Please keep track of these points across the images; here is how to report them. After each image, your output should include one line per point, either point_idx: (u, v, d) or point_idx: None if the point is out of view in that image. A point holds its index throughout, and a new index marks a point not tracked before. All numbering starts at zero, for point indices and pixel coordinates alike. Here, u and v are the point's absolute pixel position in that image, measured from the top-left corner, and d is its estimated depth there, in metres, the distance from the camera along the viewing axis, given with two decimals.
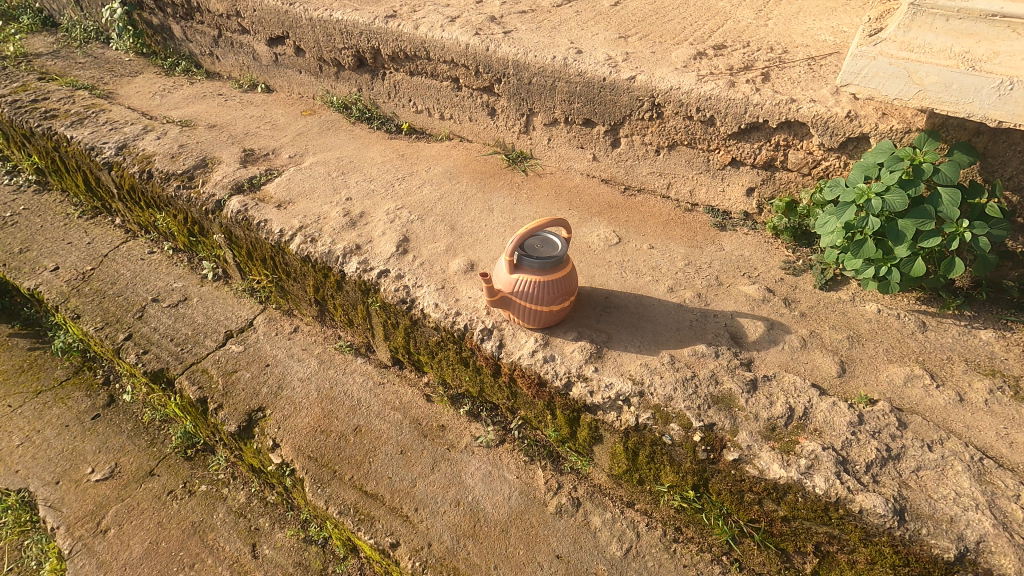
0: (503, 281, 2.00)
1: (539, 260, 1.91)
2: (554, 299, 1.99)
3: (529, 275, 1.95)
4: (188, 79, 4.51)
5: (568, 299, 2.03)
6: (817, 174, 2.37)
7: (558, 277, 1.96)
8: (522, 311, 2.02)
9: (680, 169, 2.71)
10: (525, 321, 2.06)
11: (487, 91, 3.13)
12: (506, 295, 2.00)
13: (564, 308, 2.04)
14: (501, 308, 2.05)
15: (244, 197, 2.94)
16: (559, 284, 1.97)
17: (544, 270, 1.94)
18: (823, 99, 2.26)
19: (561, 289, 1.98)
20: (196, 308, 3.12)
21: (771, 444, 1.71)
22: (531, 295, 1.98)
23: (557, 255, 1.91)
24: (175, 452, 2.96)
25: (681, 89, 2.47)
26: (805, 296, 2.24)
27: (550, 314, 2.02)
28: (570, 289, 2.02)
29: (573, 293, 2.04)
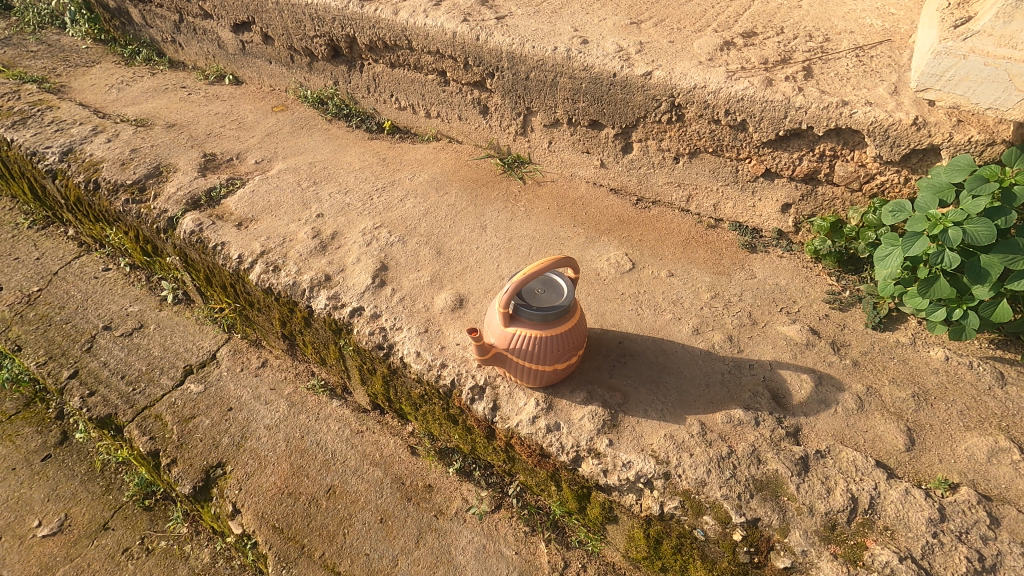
0: (495, 334, 1.65)
1: (541, 311, 1.56)
2: (559, 356, 1.64)
3: (528, 329, 1.60)
4: (149, 69, 4.07)
5: (576, 354, 1.69)
6: (870, 190, 1.99)
7: (563, 330, 1.62)
8: (520, 369, 1.68)
9: (702, 179, 2.32)
10: (524, 380, 1.71)
11: (478, 86, 2.73)
12: (500, 350, 1.65)
13: (571, 365, 1.70)
14: (493, 365, 1.70)
15: (200, 213, 2.56)
16: (565, 339, 1.63)
17: (547, 323, 1.59)
18: (881, 101, 1.87)
19: (567, 344, 1.64)
20: (153, 338, 2.76)
21: (831, 549, 1.38)
22: (531, 352, 1.63)
23: (563, 305, 1.58)
24: (132, 500, 2.54)
25: (707, 89, 2.07)
26: (856, 339, 1.88)
27: (553, 373, 1.68)
28: (578, 344, 1.67)
29: (581, 347, 1.70)
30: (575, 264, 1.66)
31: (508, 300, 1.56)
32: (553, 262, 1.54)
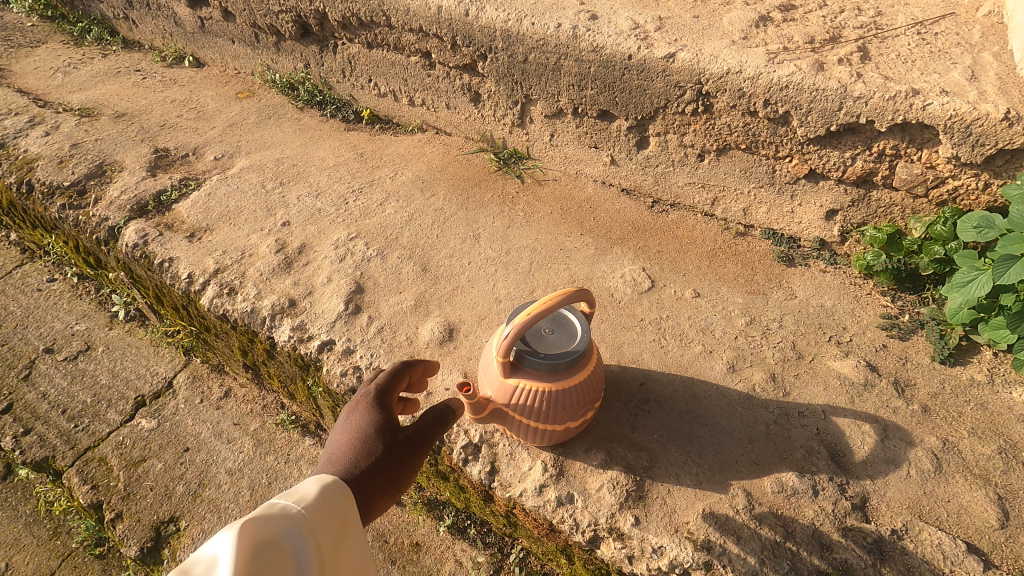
0: (492, 387, 1.32)
1: (549, 362, 1.24)
2: (572, 413, 1.34)
3: (535, 382, 1.28)
4: (101, 50, 3.65)
5: (592, 408, 1.38)
6: (937, 196, 1.67)
7: (578, 383, 1.30)
8: (524, 428, 1.36)
9: (731, 180, 1.99)
10: (528, 439, 1.40)
11: (468, 70, 2.37)
12: (498, 408, 1.33)
13: (585, 421, 1.39)
14: (490, 422, 1.38)
15: (145, 222, 2.20)
16: (579, 392, 1.31)
17: (557, 375, 1.27)
18: (959, 90, 1.54)
19: (581, 398, 1.33)
20: (100, 363, 2.42)
21: None
22: (538, 410, 1.31)
23: (577, 353, 1.25)
24: (82, 546, 1.95)
25: (743, 74, 1.73)
26: (923, 376, 1.58)
27: (564, 432, 1.37)
28: (594, 396, 1.36)
29: (597, 399, 1.40)
30: (590, 298, 1.32)
31: (508, 350, 1.23)
32: (565, 301, 1.20)
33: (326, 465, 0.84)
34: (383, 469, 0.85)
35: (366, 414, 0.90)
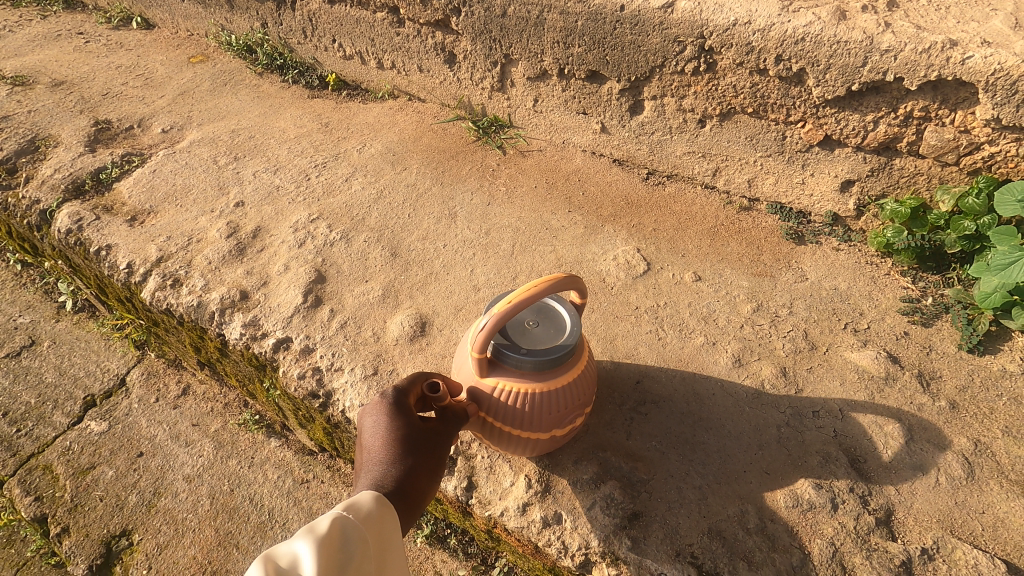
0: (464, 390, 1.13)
1: (531, 359, 1.06)
2: (560, 419, 1.15)
3: (516, 382, 1.09)
4: (40, 12, 3.31)
5: (582, 413, 1.19)
6: (969, 164, 1.48)
7: (567, 384, 1.12)
8: (503, 436, 1.17)
9: (735, 149, 1.78)
10: (511, 449, 1.21)
11: (442, 27, 2.12)
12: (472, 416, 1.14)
13: (574, 428, 1.21)
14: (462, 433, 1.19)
15: (82, 204, 1.96)
16: (566, 395, 1.13)
17: (543, 374, 1.09)
18: (1002, 40, 1.33)
19: (569, 401, 1.14)
20: (44, 360, 2.21)
21: None
22: (520, 416, 1.12)
23: (566, 349, 1.07)
24: (38, 555, 1.74)
25: (753, 26, 1.51)
26: (949, 367, 1.42)
27: (551, 441, 1.19)
28: (585, 400, 1.17)
29: (589, 404, 1.21)
30: (581, 287, 1.13)
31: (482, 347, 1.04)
32: (554, 289, 1.01)
33: (366, 473, 0.80)
34: (426, 462, 0.85)
35: (390, 418, 0.88)
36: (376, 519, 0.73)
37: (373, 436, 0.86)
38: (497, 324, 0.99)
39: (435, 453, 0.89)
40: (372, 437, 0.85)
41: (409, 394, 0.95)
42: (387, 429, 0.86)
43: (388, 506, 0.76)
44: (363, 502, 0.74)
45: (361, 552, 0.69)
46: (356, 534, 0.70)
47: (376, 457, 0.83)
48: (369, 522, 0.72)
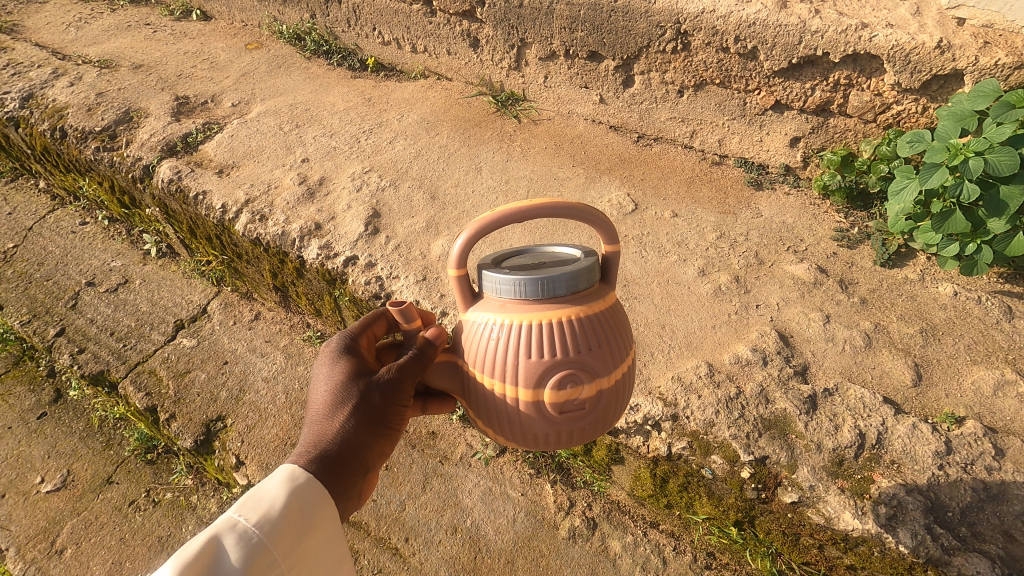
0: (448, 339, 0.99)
1: (512, 284, 0.87)
2: (544, 377, 0.88)
3: (494, 319, 0.90)
4: (109, 5, 3.77)
5: (588, 385, 0.90)
6: (885, 120, 1.90)
7: (554, 327, 0.87)
8: (480, 402, 0.95)
9: (707, 114, 2.21)
10: (498, 426, 0.96)
11: (469, 16, 2.55)
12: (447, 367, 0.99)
13: (579, 407, 0.91)
14: (447, 406, 1.13)
15: (177, 160, 2.41)
16: (559, 344, 0.87)
17: (528, 310, 0.88)
18: (902, 23, 1.75)
19: (560, 353, 0.87)
20: (139, 294, 2.67)
21: (839, 484, 1.37)
22: (497, 364, 0.90)
23: (556, 281, 0.87)
24: (133, 455, 2.64)
25: (717, 13, 1.94)
26: (865, 276, 1.85)
27: (539, 414, 0.91)
28: (591, 362, 0.89)
29: (597, 375, 0.90)
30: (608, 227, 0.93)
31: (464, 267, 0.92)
32: (549, 205, 0.86)
33: (314, 432, 0.92)
34: (368, 417, 0.93)
35: (335, 368, 0.95)
36: (279, 513, 0.85)
37: (320, 389, 0.95)
38: (474, 230, 0.86)
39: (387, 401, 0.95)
40: (317, 394, 0.95)
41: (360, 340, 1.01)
42: (329, 382, 0.94)
43: (296, 493, 0.87)
44: (264, 498, 0.86)
45: (258, 551, 0.83)
46: (246, 537, 0.83)
47: (319, 413, 0.93)
48: (263, 515, 0.85)
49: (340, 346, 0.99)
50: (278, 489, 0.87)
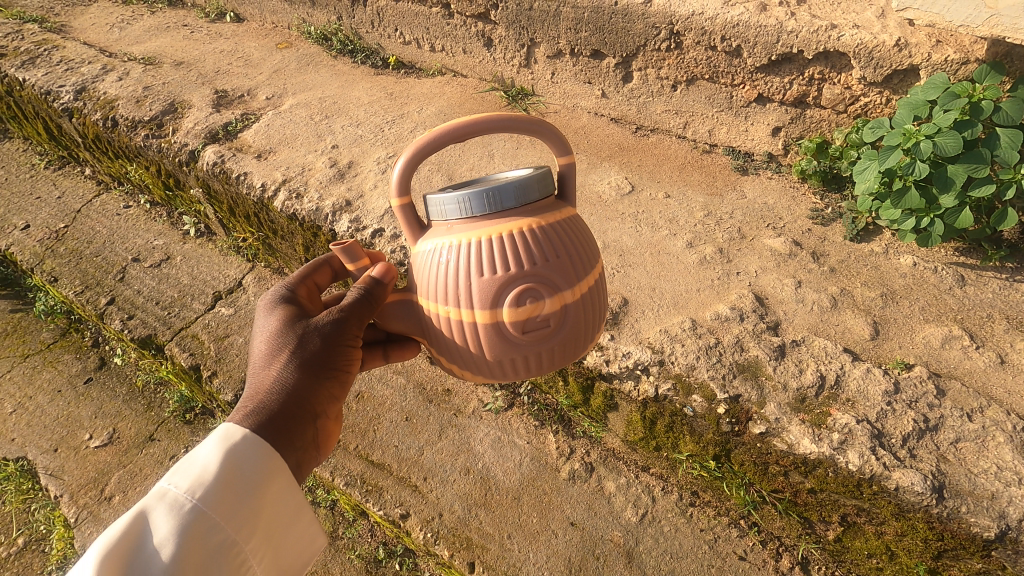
0: (412, 271, 1.17)
1: (459, 198, 1.06)
2: (506, 292, 1.06)
3: (446, 236, 1.09)
4: (148, 8, 4.06)
5: (550, 298, 1.07)
6: (854, 112, 2.14)
7: (506, 242, 1.05)
8: (450, 333, 1.13)
9: (698, 106, 2.46)
10: (473, 350, 1.13)
11: (483, 19, 2.81)
12: (405, 306, 1.21)
13: (545, 321, 1.09)
14: (407, 352, 1.46)
15: (220, 146, 2.68)
16: (517, 262, 1.05)
17: (476, 226, 1.07)
18: (867, 24, 1.99)
19: (518, 272, 1.05)
20: (180, 269, 2.93)
21: (801, 416, 1.59)
22: (464, 287, 1.07)
23: (489, 191, 1.06)
24: (173, 416, 2.91)
25: (705, 15, 2.18)
26: (835, 249, 2.07)
27: (509, 330, 1.08)
28: (551, 276, 1.07)
29: (552, 290, 1.07)
30: (557, 136, 1.13)
31: (407, 193, 1.11)
32: (481, 123, 1.05)
33: (257, 375, 1.15)
34: (303, 362, 1.16)
35: (274, 323, 1.20)
36: (210, 479, 1.01)
37: (261, 341, 1.19)
38: (411, 158, 1.07)
39: (324, 346, 1.19)
40: (259, 342, 1.19)
41: (298, 300, 1.27)
42: (271, 333, 1.18)
43: (224, 451, 1.04)
44: (196, 467, 1.02)
45: (193, 517, 0.98)
46: (182, 505, 0.98)
47: (261, 359, 1.17)
48: (193, 477, 1.01)
49: (282, 297, 1.26)
50: (205, 453, 1.04)
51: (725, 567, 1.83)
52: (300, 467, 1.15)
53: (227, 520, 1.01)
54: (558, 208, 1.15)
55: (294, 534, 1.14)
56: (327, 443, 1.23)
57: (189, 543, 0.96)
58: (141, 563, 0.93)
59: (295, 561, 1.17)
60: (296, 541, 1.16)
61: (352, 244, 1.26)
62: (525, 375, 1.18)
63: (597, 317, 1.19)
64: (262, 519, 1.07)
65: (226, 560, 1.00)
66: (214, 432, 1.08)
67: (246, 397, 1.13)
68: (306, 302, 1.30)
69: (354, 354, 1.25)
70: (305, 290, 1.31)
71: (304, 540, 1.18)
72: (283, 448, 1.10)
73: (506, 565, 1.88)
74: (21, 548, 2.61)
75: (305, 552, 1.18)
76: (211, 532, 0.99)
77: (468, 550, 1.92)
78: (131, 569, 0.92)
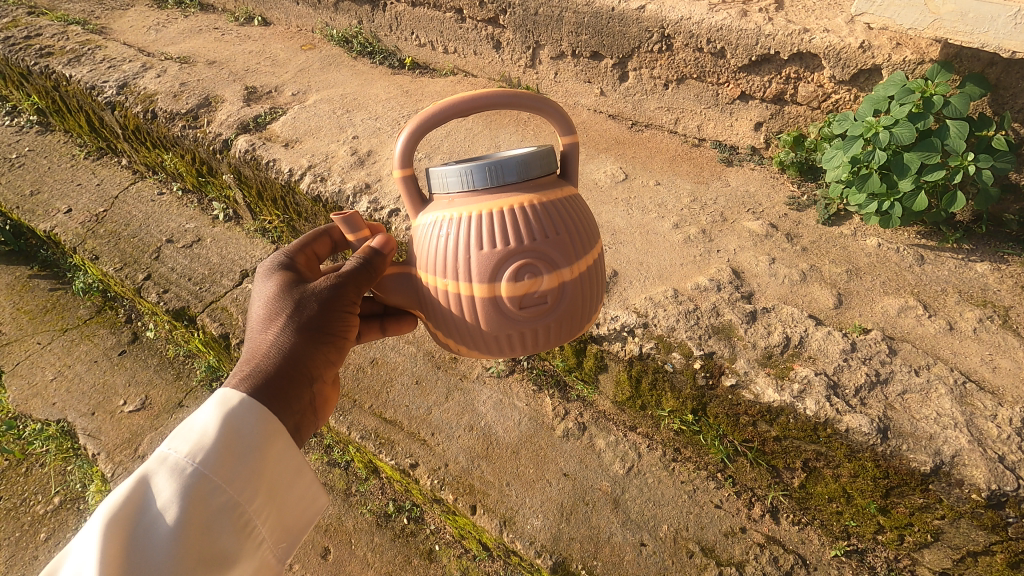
0: (412, 244, 1.24)
1: (460, 170, 1.14)
2: (505, 268, 1.12)
3: (447, 209, 1.16)
4: (182, 12, 4.37)
5: (549, 274, 1.14)
6: (826, 107, 2.43)
7: (503, 218, 1.12)
8: (453, 308, 1.19)
9: (688, 103, 2.72)
10: (473, 323, 1.19)
11: (492, 23, 3.06)
12: (404, 278, 1.27)
13: (543, 297, 1.15)
14: (402, 326, 1.56)
15: (251, 136, 2.94)
16: (515, 238, 1.11)
17: (474, 200, 1.14)
18: (836, 28, 2.29)
19: (516, 249, 1.11)
20: (210, 249, 3.17)
21: (767, 370, 1.80)
22: (465, 263, 1.14)
23: (488, 164, 1.13)
24: (201, 384, 2.94)
25: (692, 20, 2.44)
26: (808, 231, 2.28)
27: (507, 304, 1.15)
28: (548, 252, 1.13)
29: (547, 265, 1.14)
30: (557, 110, 1.21)
31: (409, 165, 1.19)
32: (476, 99, 1.13)
33: (255, 337, 1.21)
34: (300, 324, 1.22)
35: (272, 287, 1.26)
36: (209, 444, 1.03)
37: (260, 305, 1.24)
38: (412, 134, 1.15)
39: (320, 309, 1.24)
40: (258, 305, 1.24)
41: (297, 267, 1.34)
42: (269, 297, 1.24)
43: (222, 415, 1.06)
44: (195, 431, 1.04)
45: (195, 480, 1.00)
46: (183, 468, 1.01)
47: (259, 322, 1.22)
48: (192, 441, 1.03)
49: (281, 264, 1.32)
50: (203, 417, 1.06)
51: (702, 514, 2.02)
52: (298, 429, 1.19)
53: (229, 483, 1.03)
54: (559, 186, 1.21)
55: (297, 495, 1.17)
56: (322, 408, 1.28)
57: (192, 505, 0.99)
58: (146, 523, 0.97)
59: (301, 520, 1.19)
60: (300, 501, 1.18)
61: (354, 215, 1.28)
62: (522, 351, 1.25)
63: (594, 293, 1.26)
64: (264, 480, 1.09)
65: (230, 520, 1.03)
66: (212, 396, 1.10)
67: (243, 360, 1.18)
68: (304, 271, 1.36)
69: (349, 322, 1.31)
70: (304, 259, 1.39)
71: (308, 501, 1.20)
72: (281, 410, 1.14)
73: (505, 508, 2.05)
74: (57, 506, 2.62)
75: (310, 511, 1.20)
76: (212, 494, 1.02)
77: (471, 494, 2.10)
78: (137, 530, 0.96)
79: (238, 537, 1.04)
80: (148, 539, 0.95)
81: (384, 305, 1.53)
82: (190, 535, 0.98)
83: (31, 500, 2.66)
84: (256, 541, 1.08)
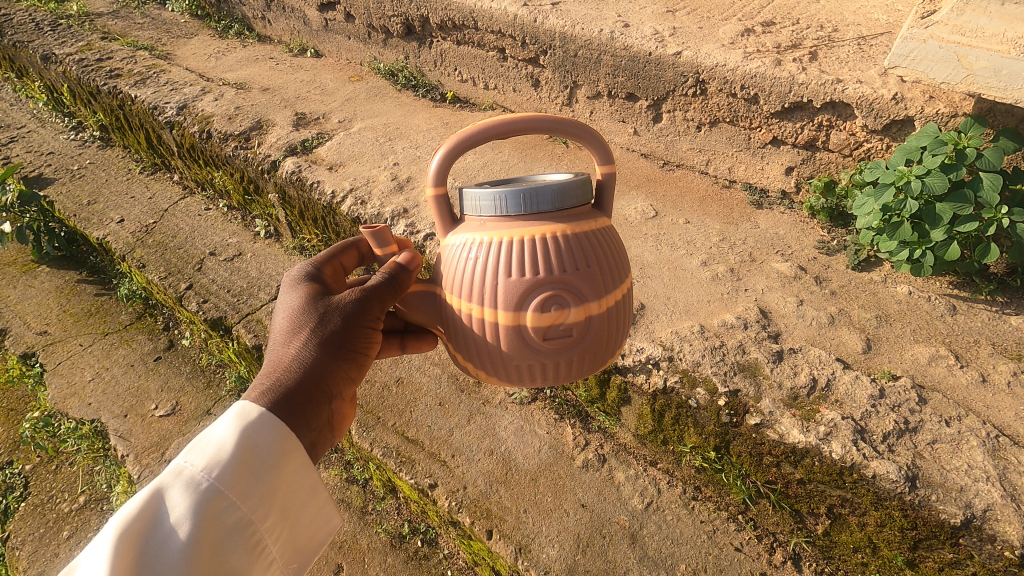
0: (439, 262, 1.30)
1: (493, 196, 1.18)
2: (535, 297, 1.17)
3: (479, 230, 1.22)
4: (241, 41, 4.68)
5: (575, 307, 1.18)
6: (858, 155, 2.49)
7: (536, 246, 1.17)
8: (470, 333, 1.25)
9: (720, 146, 2.82)
10: (498, 349, 1.24)
11: (533, 62, 3.21)
12: (427, 296, 1.32)
13: (569, 330, 1.20)
14: (426, 344, 1.61)
15: (298, 158, 3.11)
16: (547, 269, 1.16)
17: (508, 224, 1.19)
18: (869, 80, 2.36)
19: (547, 279, 1.16)
20: (251, 263, 3.30)
21: (792, 411, 1.79)
22: (496, 289, 1.18)
23: (521, 190, 1.17)
24: (229, 393, 3.01)
25: (727, 67, 2.54)
26: (838, 275, 2.30)
27: (532, 334, 1.19)
28: (577, 285, 1.18)
29: (577, 295, 1.18)
30: (595, 138, 1.26)
31: (442, 184, 1.24)
32: (514, 121, 1.18)
33: (278, 349, 1.22)
34: (322, 339, 1.23)
35: (297, 298, 1.28)
36: (225, 461, 1.06)
37: (284, 316, 1.26)
38: (447, 154, 1.21)
39: (343, 323, 1.26)
40: (282, 316, 1.26)
41: (323, 279, 1.37)
42: (294, 308, 1.26)
43: (239, 429, 1.09)
44: (211, 446, 1.07)
45: (209, 496, 1.04)
46: (198, 484, 1.04)
47: (283, 334, 1.24)
48: (208, 456, 1.06)
49: (307, 276, 1.35)
50: (220, 431, 1.09)
51: (721, 556, 1.98)
52: (314, 445, 1.20)
53: (242, 499, 1.06)
54: (592, 216, 1.26)
55: (309, 514, 1.20)
56: (339, 425, 1.29)
57: (204, 521, 1.02)
58: (160, 537, 0.99)
59: (312, 540, 1.22)
60: (311, 522, 1.21)
61: (382, 229, 1.35)
62: (543, 380, 1.29)
63: (620, 328, 1.29)
64: (278, 499, 1.12)
65: (242, 537, 1.06)
66: (230, 410, 1.13)
67: (263, 373, 1.20)
68: (331, 279, 1.41)
69: (370, 338, 1.32)
70: (329, 271, 1.42)
71: (319, 521, 1.23)
72: (298, 425, 1.16)
73: (520, 535, 2.04)
74: (81, 505, 2.66)
75: (321, 531, 1.24)
76: (225, 510, 1.05)
77: (487, 519, 2.09)
78: (149, 543, 0.98)
79: (248, 555, 1.07)
80: (159, 552, 0.98)
81: (405, 322, 1.56)
82: (201, 551, 1.01)
83: (57, 498, 2.71)
84: (266, 560, 1.11)
